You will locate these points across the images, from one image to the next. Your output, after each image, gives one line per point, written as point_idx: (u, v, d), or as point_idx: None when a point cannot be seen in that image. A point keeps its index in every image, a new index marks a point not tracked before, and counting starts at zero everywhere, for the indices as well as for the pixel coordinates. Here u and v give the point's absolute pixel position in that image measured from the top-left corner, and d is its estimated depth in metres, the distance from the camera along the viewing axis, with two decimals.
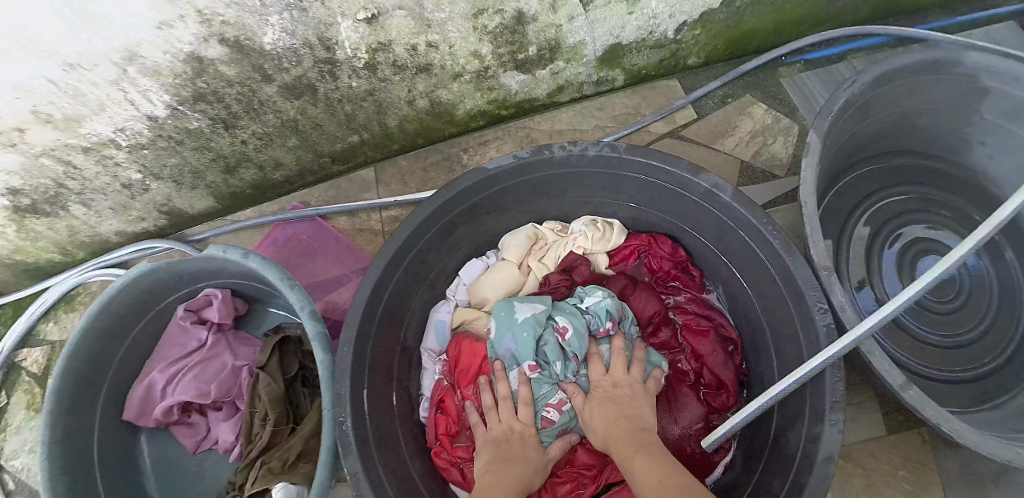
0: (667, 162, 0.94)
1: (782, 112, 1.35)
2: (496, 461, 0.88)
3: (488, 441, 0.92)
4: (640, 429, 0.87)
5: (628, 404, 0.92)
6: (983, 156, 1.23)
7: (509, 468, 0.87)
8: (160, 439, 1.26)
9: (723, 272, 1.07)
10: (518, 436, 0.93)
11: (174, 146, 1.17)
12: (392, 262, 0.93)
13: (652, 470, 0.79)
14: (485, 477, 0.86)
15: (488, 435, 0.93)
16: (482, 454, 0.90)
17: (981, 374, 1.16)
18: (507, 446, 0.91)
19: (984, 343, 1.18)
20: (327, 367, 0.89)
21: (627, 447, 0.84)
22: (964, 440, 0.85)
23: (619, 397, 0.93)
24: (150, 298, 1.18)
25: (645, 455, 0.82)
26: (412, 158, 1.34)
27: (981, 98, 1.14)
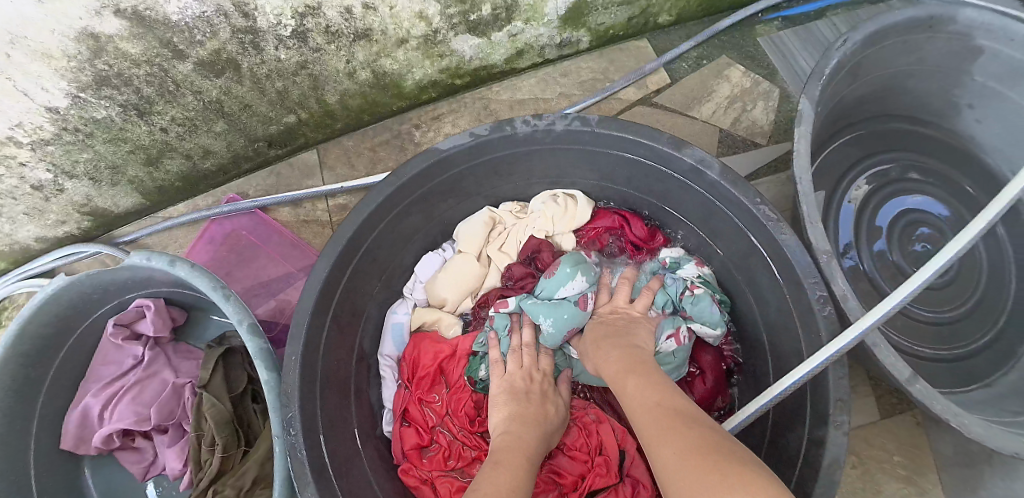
0: (646, 135, 0.82)
1: (761, 73, 1.24)
2: (514, 419, 0.79)
3: (505, 392, 0.83)
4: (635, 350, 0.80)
5: (620, 326, 0.85)
6: (972, 120, 1.12)
7: (532, 428, 0.78)
8: (103, 469, 1.14)
9: (707, 253, 0.98)
10: (540, 385, 0.85)
11: (83, 140, 1.01)
12: (336, 266, 0.81)
13: (642, 393, 0.71)
14: (505, 436, 0.77)
15: (506, 380, 0.85)
16: (499, 408, 0.82)
17: (969, 350, 1.07)
18: (528, 400, 0.82)
19: (972, 318, 1.08)
20: (272, 388, 0.80)
21: (616, 369, 0.77)
22: (971, 435, 0.78)
23: (615, 321, 0.86)
24: (72, 315, 1.04)
25: (638, 375, 0.74)
26: (358, 138, 1.20)
27: (973, 58, 1.03)
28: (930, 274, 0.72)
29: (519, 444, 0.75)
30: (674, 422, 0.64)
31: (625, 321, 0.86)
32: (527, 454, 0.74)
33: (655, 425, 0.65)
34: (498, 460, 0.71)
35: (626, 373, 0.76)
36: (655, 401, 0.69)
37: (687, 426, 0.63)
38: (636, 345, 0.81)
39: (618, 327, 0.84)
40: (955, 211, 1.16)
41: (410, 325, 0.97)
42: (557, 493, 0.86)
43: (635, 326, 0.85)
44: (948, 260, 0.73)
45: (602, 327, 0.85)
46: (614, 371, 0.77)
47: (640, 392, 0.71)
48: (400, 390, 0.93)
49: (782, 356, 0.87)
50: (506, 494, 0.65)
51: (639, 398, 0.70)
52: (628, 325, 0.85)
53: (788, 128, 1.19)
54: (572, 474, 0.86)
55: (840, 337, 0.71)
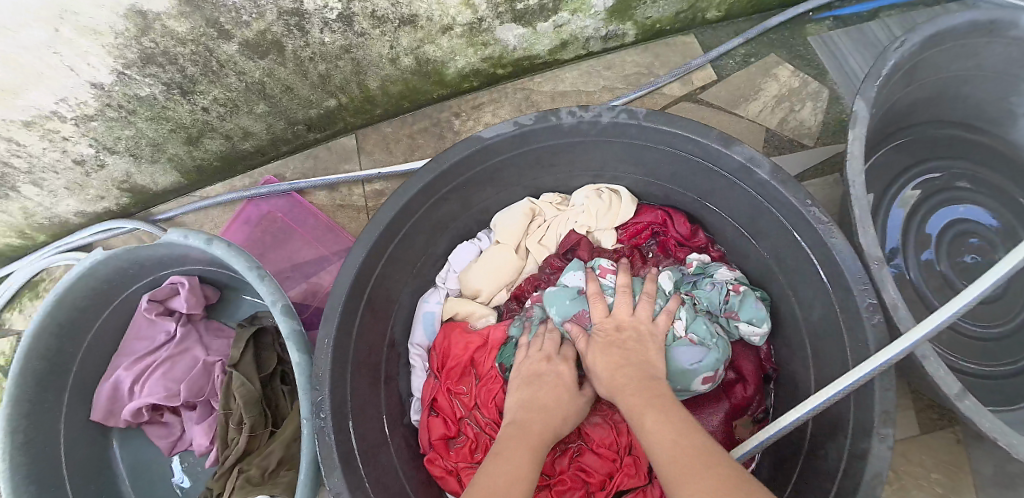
0: (695, 130, 0.80)
1: (811, 74, 1.20)
2: (522, 404, 0.76)
3: (522, 375, 0.81)
4: (651, 378, 0.73)
5: (634, 349, 0.77)
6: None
7: (546, 402, 0.76)
8: (133, 440, 1.15)
9: (750, 255, 0.95)
10: (556, 368, 0.81)
11: (126, 116, 1.02)
12: (372, 250, 0.80)
13: (664, 430, 0.64)
14: (512, 423, 0.73)
15: (523, 367, 0.82)
16: (513, 391, 0.79)
17: (1011, 370, 1.01)
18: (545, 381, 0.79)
19: (1021, 337, 1.02)
20: (304, 370, 0.79)
21: (635, 399, 0.69)
22: (1021, 457, 0.73)
23: (626, 342, 0.78)
24: (109, 288, 1.05)
25: (656, 409, 0.67)
26: (397, 124, 1.20)
27: None
28: (981, 292, 0.67)
29: (525, 435, 0.71)
30: (700, 467, 0.58)
31: (632, 341, 0.78)
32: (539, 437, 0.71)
33: (675, 469, 0.59)
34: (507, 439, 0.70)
35: (644, 406, 0.68)
36: (673, 438, 0.63)
37: (715, 471, 0.57)
38: (652, 375, 0.73)
39: (630, 352, 0.76)
40: (1006, 222, 1.10)
41: (442, 314, 0.96)
42: (583, 492, 0.84)
43: (642, 345, 0.78)
44: (1006, 272, 0.67)
45: (609, 352, 0.77)
46: (628, 400, 0.70)
47: (656, 424, 0.65)
48: (430, 381, 0.92)
49: (824, 364, 0.84)
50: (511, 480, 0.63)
51: (657, 433, 0.64)
52: (633, 347, 0.77)
53: (837, 131, 1.15)
54: (600, 473, 0.84)
55: (881, 354, 0.68)
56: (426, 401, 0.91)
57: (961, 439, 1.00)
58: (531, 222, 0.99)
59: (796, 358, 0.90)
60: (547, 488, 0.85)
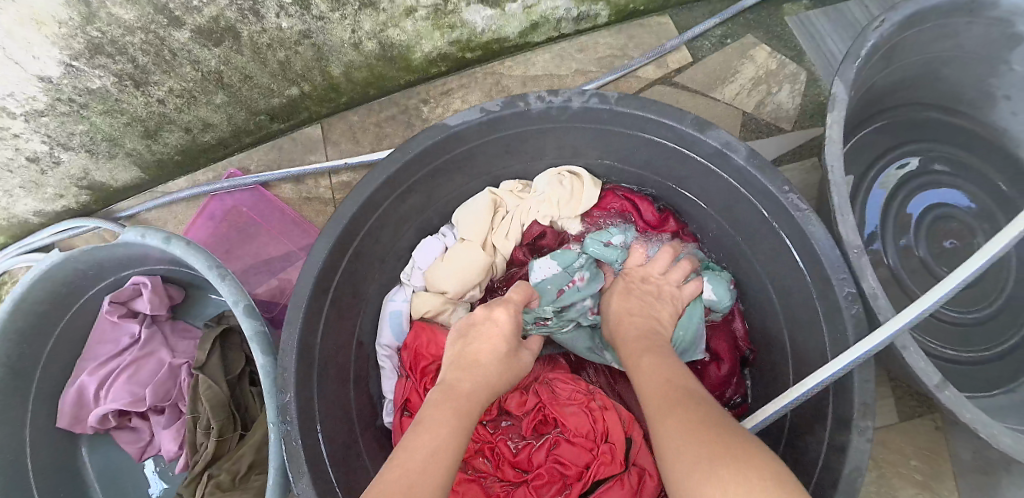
0: (668, 115, 0.77)
1: (787, 55, 1.17)
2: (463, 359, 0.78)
3: (459, 328, 0.82)
4: (653, 333, 0.80)
5: (649, 302, 0.85)
6: (1008, 112, 1.03)
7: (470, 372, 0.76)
8: (102, 447, 1.11)
9: (728, 244, 0.93)
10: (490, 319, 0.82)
11: (78, 111, 0.97)
12: (335, 249, 0.77)
13: (658, 371, 0.72)
14: (454, 372, 0.76)
15: (462, 320, 0.83)
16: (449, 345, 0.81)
17: (980, 358, 1.01)
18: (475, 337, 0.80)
19: (995, 323, 1.02)
20: (269, 375, 0.76)
21: (634, 345, 0.79)
22: (999, 444, 0.73)
23: (647, 292, 0.87)
24: (69, 291, 1.01)
25: (654, 354, 0.75)
26: (364, 113, 1.15)
27: (1013, 46, 0.94)
28: (941, 296, 0.65)
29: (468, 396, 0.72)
30: (679, 402, 0.65)
31: (647, 293, 0.87)
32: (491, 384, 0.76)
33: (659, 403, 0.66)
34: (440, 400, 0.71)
35: (641, 352, 0.77)
36: (666, 379, 0.70)
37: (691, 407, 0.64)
38: (657, 327, 0.82)
39: (644, 300, 0.85)
40: (982, 205, 1.09)
41: (410, 312, 0.92)
42: (561, 486, 0.81)
43: (654, 299, 0.86)
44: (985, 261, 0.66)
45: (628, 301, 0.85)
46: (631, 345, 0.79)
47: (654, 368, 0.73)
48: (403, 381, 0.89)
49: (802, 353, 0.83)
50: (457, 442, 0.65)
51: (652, 375, 0.71)
52: (646, 297, 0.86)
53: (815, 113, 1.13)
54: (577, 464, 0.82)
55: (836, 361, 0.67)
56: (398, 402, 0.89)
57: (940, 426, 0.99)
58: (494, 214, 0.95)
59: (775, 347, 0.89)
60: (524, 484, 0.82)
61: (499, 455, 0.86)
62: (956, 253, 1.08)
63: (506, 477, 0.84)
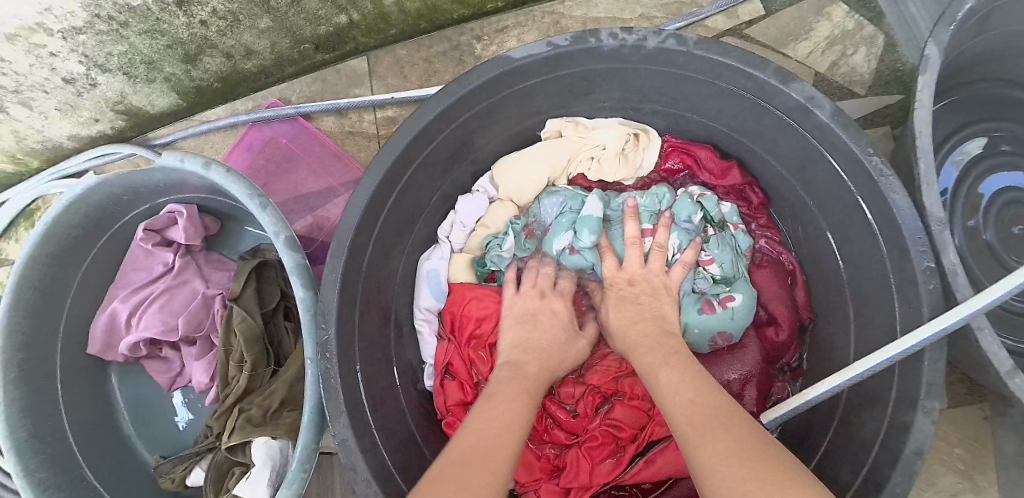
0: (749, 62, 0.71)
1: (866, 16, 1.05)
2: (520, 349, 0.74)
3: (512, 314, 0.79)
4: (663, 333, 0.72)
5: (647, 303, 0.76)
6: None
7: (532, 357, 0.73)
8: (132, 376, 1.11)
9: (796, 208, 0.87)
10: (551, 307, 0.80)
11: (118, 29, 0.93)
12: (380, 187, 0.72)
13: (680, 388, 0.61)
14: (505, 368, 0.72)
15: (517, 303, 0.80)
16: (506, 332, 0.77)
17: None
18: (534, 329, 0.77)
19: None
20: (309, 309, 0.74)
21: (651, 357, 0.68)
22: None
23: (641, 294, 0.77)
24: (104, 215, 0.99)
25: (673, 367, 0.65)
26: (413, 47, 1.09)
27: None
28: (999, 296, 0.59)
29: (521, 377, 0.70)
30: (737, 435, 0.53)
31: (645, 296, 0.77)
32: (527, 387, 0.68)
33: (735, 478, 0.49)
34: (493, 392, 0.66)
35: (660, 363, 0.66)
36: (690, 398, 0.59)
37: (735, 433, 0.53)
38: (665, 334, 0.72)
39: (642, 301, 0.76)
40: None
41: (448, 273, 0.88)
42: (613, 448, 0.80)
43: (656, 299, 0.76)
44: None
45: (628, 305, 0.76)
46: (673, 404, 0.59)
47: (676, 384, 0.62)
48: (443, 343, 0.85)
49: (866, 328, 0.77)
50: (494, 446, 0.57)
51: (676, 391, 0.61)
52: (647, 302, 0.76)
53: (890, 81, 1.03)
54: (631, 427, 0.80)
55: (889, 347, 0.63)
56: (440, 364, 0.85)
57: (989, 416, 0.93)
58: (568, 163, 0.90)
59: (835, 320, 0.84)
60: (575, 447, 0.80)
61: (550, 419, 0.83)
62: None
63: (557, 440, 0.82)
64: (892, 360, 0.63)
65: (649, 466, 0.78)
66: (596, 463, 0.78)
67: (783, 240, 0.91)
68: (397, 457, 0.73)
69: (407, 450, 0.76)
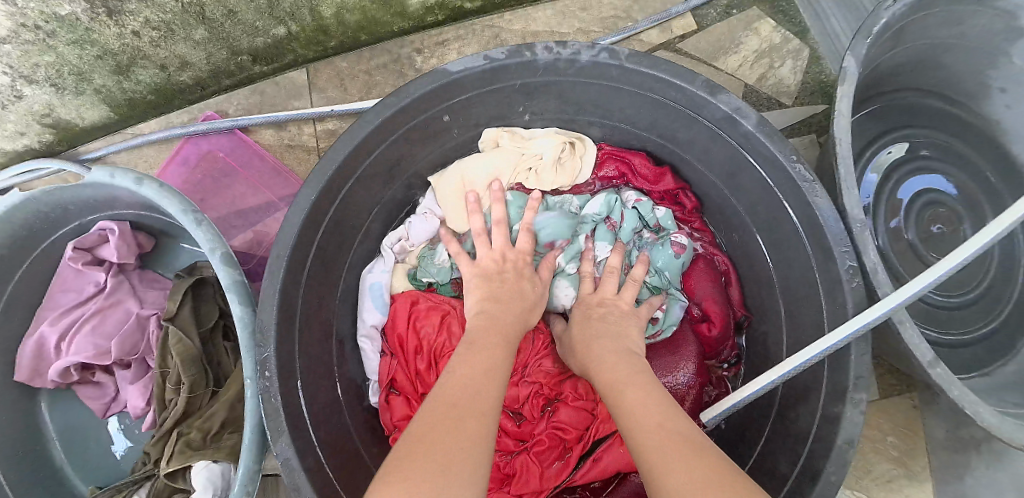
0: (679, 74, 0.73)
1: (792, 31, 1.11)
2: (489, 298, 0.75)
3: (476, 276, 0.79)
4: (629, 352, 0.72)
5: (616, 323, 0.77)
6: (1004, 104, 0.95)
7: (503, 308, 0.74)
8: (63, 403, 1.05)
9: (729, 213, 0.90)
10: (514, 266, 0.80)
11: (44, 39, 0.89)
12: (317, 201, 0.71)
13: (642, 403, 0.62)
14: (478, 318, 0.73)
15: (476, 266, 0.80)
16: (471, 291, 0.77)
17: (979, 337, 0.94)
18: (502, 282, 0.77)
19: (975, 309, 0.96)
20: (247, 328, 0.72)
21: (612, 374, 0.68)
22: (986, 424, 0.70)
23: (604, 316, 0.78)
24: (29, 234, 0.94)
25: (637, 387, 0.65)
26: (353, 58, 1.09)
27: (1016, 39, 0.88)
28: (923, 287, 0.64)
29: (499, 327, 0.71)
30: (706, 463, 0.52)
31: (611, 316, 0.78)
32: (504, 335, 0.71)
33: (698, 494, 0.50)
34: (472, 342, 0.68)
35: (626, 383, 0.66)
36: (657, 422, 0.59)
37: (699, 464, 0.52)
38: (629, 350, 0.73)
39: (608, 326, 0.76)
40: (967, 194, 1.02)
41: (390, 285, 0.87)
42: (561, 450, 0.80)
43: (621, 320, 0.78)
44: (980, 247, 0.64)
45: (596, 328, 0.76)
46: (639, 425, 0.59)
47: (641, 404, 0.62)
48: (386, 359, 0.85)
49: (797, 326, 0.81)
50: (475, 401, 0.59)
51: (643, 409, 0.61)
52: (612, 320, 0.77)
53: (815, 91, 1.08)
54: (577, 428, 0.81)
55: (824, 339, 0.66)
56: (383, 381, 0.85)
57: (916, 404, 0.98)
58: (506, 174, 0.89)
59: (769, 319, 0.87)
60: (523, 451, 0.80)
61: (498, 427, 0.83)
62: (941, 238, 1.01)
63: (506, 447, 0.82)
64: (821, 355, 0.66)
65: (596, 464, 0.79)
66: (545, 466, 0.79)
67: (714, 240, 0.95)
68: (343, 473, 0.72)
69: (353, 466, 0.75)
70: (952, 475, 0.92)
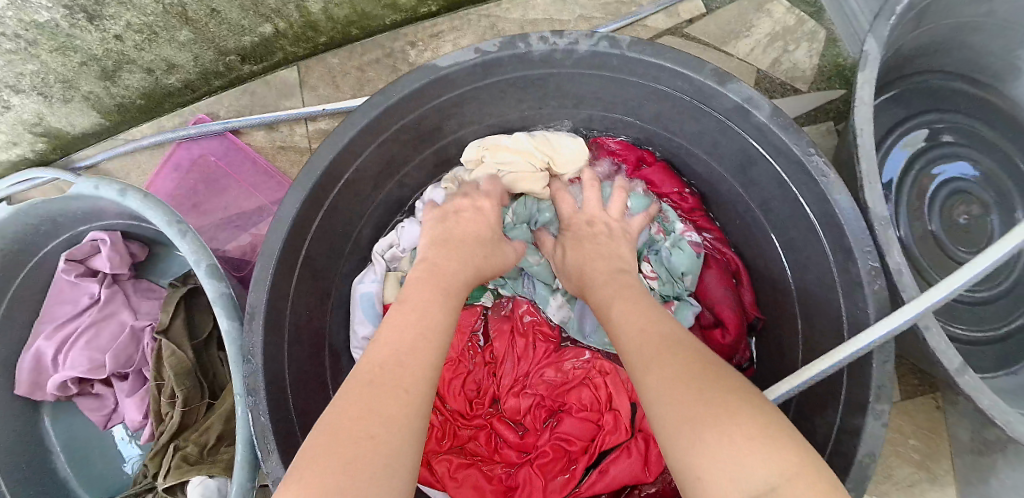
0: (685, 63, 0.68)
1: (806, 11, 1.04)
2: (440, 244, 0.72)
3: (435, 219, 0.76)
4: (619, 269, 0.72)
5: (606, 242, 0.76)
6: None
7: (452, 251, 0.71)
8: (66, 415, 1.04)
9: (742, 209, 0.85)
10: (474, 210, 0.77)
11: (25, 47, 0.87)
12: (302, 210, 0.68)
13: (628, 315, 0.62)
14: (423, 265, 0.69)
15: (438, 211, 0.78)
16: (426, 236, 0.74)
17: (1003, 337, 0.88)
18: (457, 228, 0.75)
19: (1000, 306, 0.90)
20: (235, 344, 0.69)
21: (609, 289, 0.68)
22: (1018, 437, 0.65)
23: (597, 232, 0.77)
24: (18, 248, 0.92)
25: (624, 301, 0.65)
26: (345, 55, 1.05)
27: None
28: (951, 291, 0.58)
29: (441, 276, 0.66)
30: (683, 361, 0.52)
31: (602, 234, 0.77)
32: (448, 285, 0.65)
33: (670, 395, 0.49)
34: (408, 295, 0.63)
35: (612, 298, 0.66)
36: (643, 328, 0.59)
37: (686, 360, 0.52)
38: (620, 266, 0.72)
39: (602, 242, 0.76)
40: (998, 183, 0.95)
41: (382, 295, 0.83)
42: (566, 462, 0.77)
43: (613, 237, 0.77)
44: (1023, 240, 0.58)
45: (586, 249, 0.75)
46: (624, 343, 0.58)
47: (626, 319, 0.62)
48: None
49: (816, 330, 0.76)
50: (403, 358, 0.55)
51: (627, 322, 0.61)
52: (604, 240, 0.76)
53: (832, 75, 1.02)
54: (582, 439, 0.77)
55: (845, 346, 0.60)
56: None
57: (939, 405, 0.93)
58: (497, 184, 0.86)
59: (785, 321, 0.82)
60: (527, 464, 0.77)
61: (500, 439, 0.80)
62: (968, 229, 0.95)
63: (508, 460, 0.79)
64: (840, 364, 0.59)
65: (603, 476, 0.75)
66: (549, 479, 0.75)
67: (727, 242, 0.91)
68: None
69: None
70: (978, 481, 0.88)
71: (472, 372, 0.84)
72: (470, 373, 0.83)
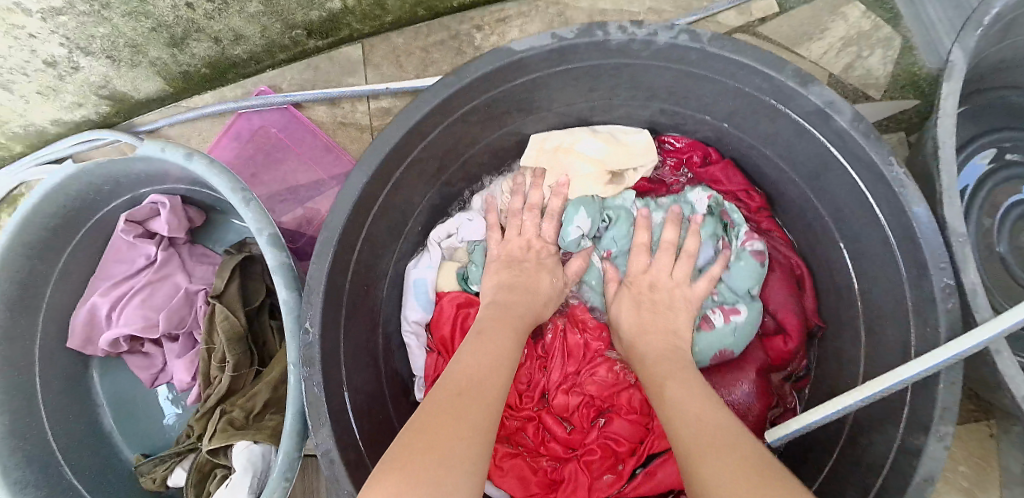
0: (766, 61, 0.66)
1: (883, 17, 1.01)
2: (503, 287, 0.75)
3: (500, 260, 0.80)
4: (677, 348, 0.71)
5: (664, 310, 0.75)
6: None
7: (517, 296, 0.74)
8: (114, 371, 1.07)
9: (809, 215, 0.83)
10: (537, 255, 0.80)
11: (99, 10, 0.87)
12: (367, 187, 0.68)
13: (686, 396, 0.61)
14: (492, 307, 0.72)
15: (502, 248, 0.81)
16: (492, 274, 0.78)
17: None
18: (521, 269, 0.78)
19: None
20: (292, 312, 0.70)
21: (663, 366, 0.67)
22: None
23: (656, 301, 0.76)
24: (81, 207, 0.94)
25: (678, 382, 0.63)
26: (410, 35, 1.05)
27: None
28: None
29: (511, 318, 0.70)
30: (741, 455, 0.50)
31: (661, 305, 0.76)
32: (514, 326, 0.69)
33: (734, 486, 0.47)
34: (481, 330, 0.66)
35: (664, 378, 0.65)
36: (697, 414, 0.57)
37: (745, 456, 0.50)
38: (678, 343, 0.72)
39: (658, 301, 0.76)
40: None
41: (436, 283, 0.84)
42: (613, 462, 0.77)
43: (673, 307, 0.76)
44: None
45: (643, 314, 0.75)
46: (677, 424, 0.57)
47: (681, 401, 0.60)
48: (433, 358, 0.82)
49: (878, 346, 0.74)
50: (482, 383, 0.57)
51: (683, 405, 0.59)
52: (663, 309, 0.75)
53: (906, 84, 0.99)
54: (630, 441, 0.78)
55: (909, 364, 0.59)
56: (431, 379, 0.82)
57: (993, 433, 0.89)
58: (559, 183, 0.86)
59: (845, 334, 0.80)
60: (573, 460, 0.77)
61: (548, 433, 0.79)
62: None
63: (555, 454, 0.78)
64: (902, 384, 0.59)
65: (650, 479, 0.75)
66: (595, 477, 0.76)
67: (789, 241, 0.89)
68: None
69: None
70: None
71: (523, 365, 0.83)
72: (522, 367, 0.83)
